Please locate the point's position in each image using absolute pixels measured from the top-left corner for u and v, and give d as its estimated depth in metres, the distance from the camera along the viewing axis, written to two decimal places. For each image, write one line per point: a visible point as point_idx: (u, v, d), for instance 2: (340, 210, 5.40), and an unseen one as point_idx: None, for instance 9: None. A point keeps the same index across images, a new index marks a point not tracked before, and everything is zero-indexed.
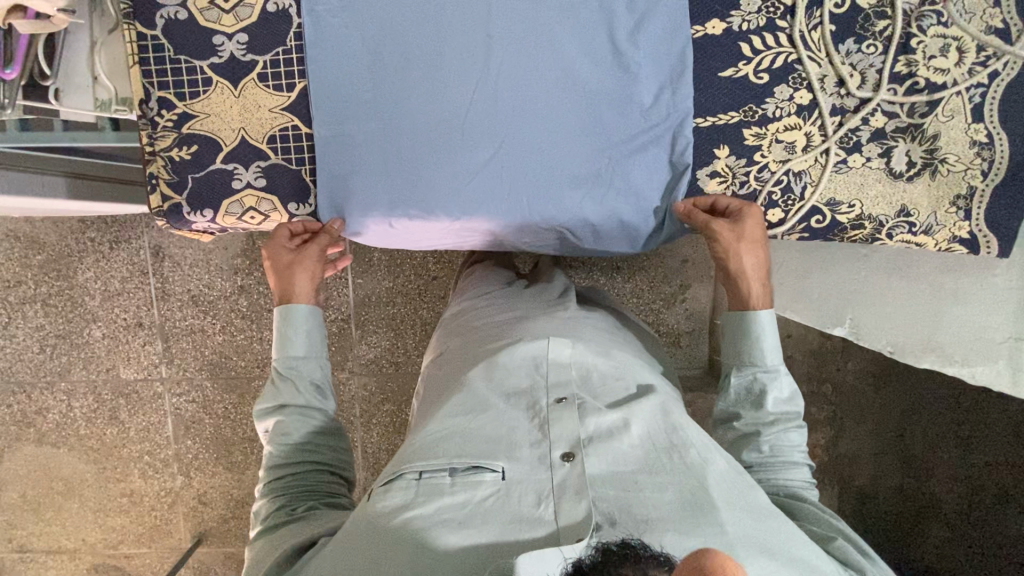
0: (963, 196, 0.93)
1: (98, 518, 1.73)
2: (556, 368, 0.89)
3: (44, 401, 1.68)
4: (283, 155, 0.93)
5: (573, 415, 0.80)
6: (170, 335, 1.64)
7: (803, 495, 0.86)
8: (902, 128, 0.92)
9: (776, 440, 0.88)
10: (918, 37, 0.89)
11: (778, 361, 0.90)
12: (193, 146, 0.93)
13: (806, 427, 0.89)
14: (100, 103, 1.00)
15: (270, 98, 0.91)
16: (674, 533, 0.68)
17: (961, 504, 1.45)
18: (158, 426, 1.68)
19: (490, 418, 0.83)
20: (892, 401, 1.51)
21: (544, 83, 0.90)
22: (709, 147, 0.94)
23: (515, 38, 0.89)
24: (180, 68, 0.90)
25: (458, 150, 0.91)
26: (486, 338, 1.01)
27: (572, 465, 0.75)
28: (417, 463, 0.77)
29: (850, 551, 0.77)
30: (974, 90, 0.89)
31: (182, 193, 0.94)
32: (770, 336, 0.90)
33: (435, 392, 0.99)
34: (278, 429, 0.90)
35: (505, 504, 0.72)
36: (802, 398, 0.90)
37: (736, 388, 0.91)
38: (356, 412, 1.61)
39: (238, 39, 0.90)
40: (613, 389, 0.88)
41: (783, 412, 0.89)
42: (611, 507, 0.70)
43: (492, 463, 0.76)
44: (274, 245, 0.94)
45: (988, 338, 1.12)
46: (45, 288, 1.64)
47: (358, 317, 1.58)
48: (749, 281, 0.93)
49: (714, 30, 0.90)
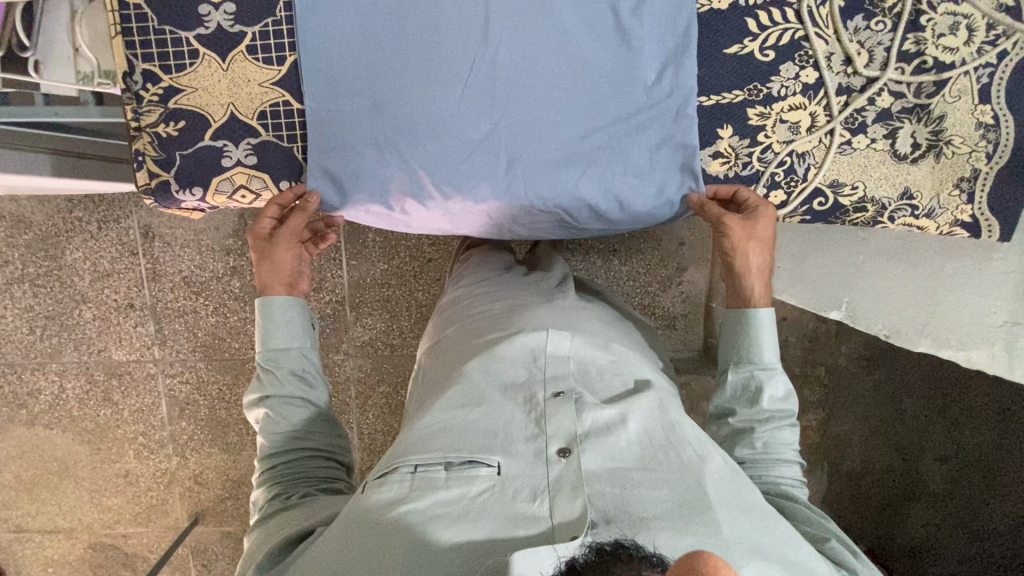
0: (967, 178, 0.92)
1: (94, 498, 1.73)
2: (555, 362, 0.88)
3: (34, 382, 1.66)
4: (275, 132, 0.90)
5: (570, 410, 0.80)
6: (162, 317, 1.62)
7: (794, 496, 0.85)
8: (908, 108, 0.90)
9: (769, 438, 0.87)
10: (928, 14, 0.86)
11: (775, 359, 0.90)
12: (180, 122, 0.89)
13: (798, 425, 0.89)
14: (83, 77, 0.96)
15: (260, 72, 0.88)
16: (669, 532, 0.67)
17: (947, 484, 1.49)
18: (152, 407, 1.67)
19: (487, 411, 0.82)
20: (883, 382, 1.52)
21: (547, 68, 0.87)
22: (713, 127, 0.92)
23: (518, 22, 0.86)
24: (165, 39, 0.86)
25: (455, 134, 0.89)
26: (483, 328, 1.01)
27: (568, 461, 0.74)
28: (411, 457, 0.77)
29: (842, 550, 0.78)
30: (983, 70, 0.87)
31: (170, 171, 0.91)
32: (769, 334, 0.90)
33: (431, 381, 0.99)
34: (268, 419, 0.90)
35: (501, 500, 0.72)
36: (797, 398, 0.90)
37: (732, 385, 0.91)
38: (351, 394, 1.61)
39: (225, 9, 0.85)
40: (611, 383, 0.88)
41: (777, 410, 0.89)
42: (607, 505, 0.70)
43: (488, 458, 0.75)
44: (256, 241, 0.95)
45: (985, 324, 1.12)
46: (33, 268, 1.60)
47: (352, 299, 1.56)
48: (752, 278, 0.92)
49: (719, 4, 0.87)
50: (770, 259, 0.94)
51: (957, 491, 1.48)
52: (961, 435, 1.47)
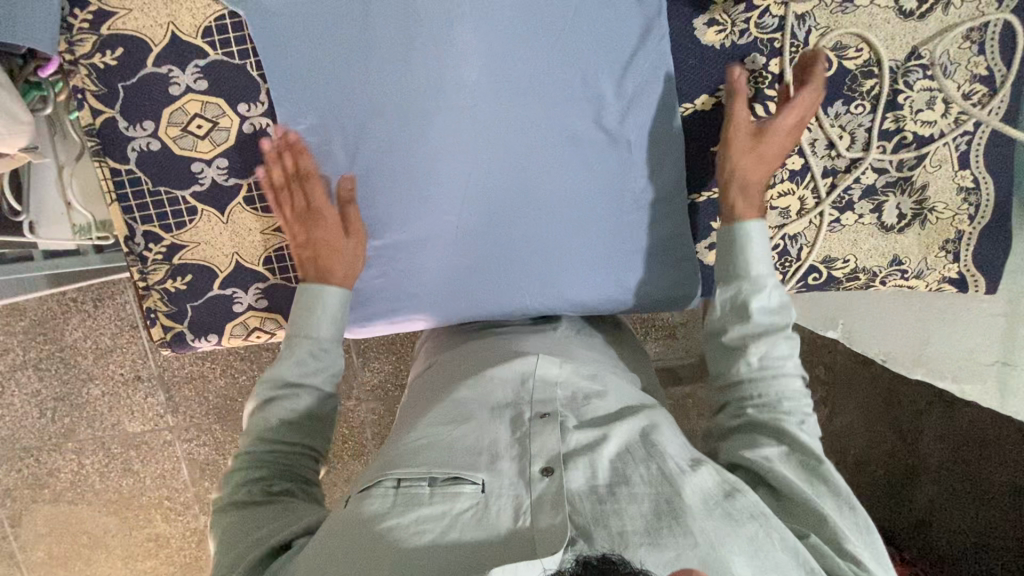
0: (952, 240, 0.96)
1: (129, 564, 1.61)
2: (545, 386, 0.80)
3: (53, 462, 1.53)
4: (281, 275, 0.91)
5: (556, 429, 0.72)
6: (172, 385, 1.51)
7: (822, 469, 0.71)
8: (891, 182, 0.93)
9: (765, 353, 0.78)
10: (906, 92, 0.89)
11: (767, 272, 0.81)
12: (187, 276, 0.90)
13: (795, 338, 0.80)
14: (79, 230, 0.98)
15: (260, 220, 0.89)
16: (651, 549, 0.58)
17: (948, 461, 1.53)
18: (174, 472, 1.55)
19: (472, 429, 0.74)
20: (879, 372, 1.57)
21: (805, 66, 0.86)
22: (706, 221, 0.95)
23: (496, 117, 0.86)
24: (163, 200, 0.87)
25: (442, 252, 0.90)
26: (464, 356, 0.91)
27: (552, 479, 0.65)
28: (396, 470, 0.68)
29: (824, 551, 0.65)
30: (961, 138, 0.91)
31: (182, 322, 0.92)
32: (761, 248, 0.82)
33: (408, 410, 0.87)
34: (280, 403, 0.80)
35: (484, 526, 0.62)
36: (791, 311, 0.81)
37: (721, 302, 0.82)
38: (368, 438, 1.46)
39: (218, 164, 0.86)
40: (602, 404, 0.78)
41: (770, 321, 0.80)
42: (587, 521, 0.61)
43: (473, 475, 0.67)
44: (325, 223, 0.84)
45: (979, 358, 1.12)
46: (35, 352, 1.49)
47: (358, 345, 1.42)
48: (748, 189, 0.84)
49: (704, 106, 0.90)
50: (783, 140, 0.84)
51: (960, 466, 1.52)
52: (957, 413, 1.52)
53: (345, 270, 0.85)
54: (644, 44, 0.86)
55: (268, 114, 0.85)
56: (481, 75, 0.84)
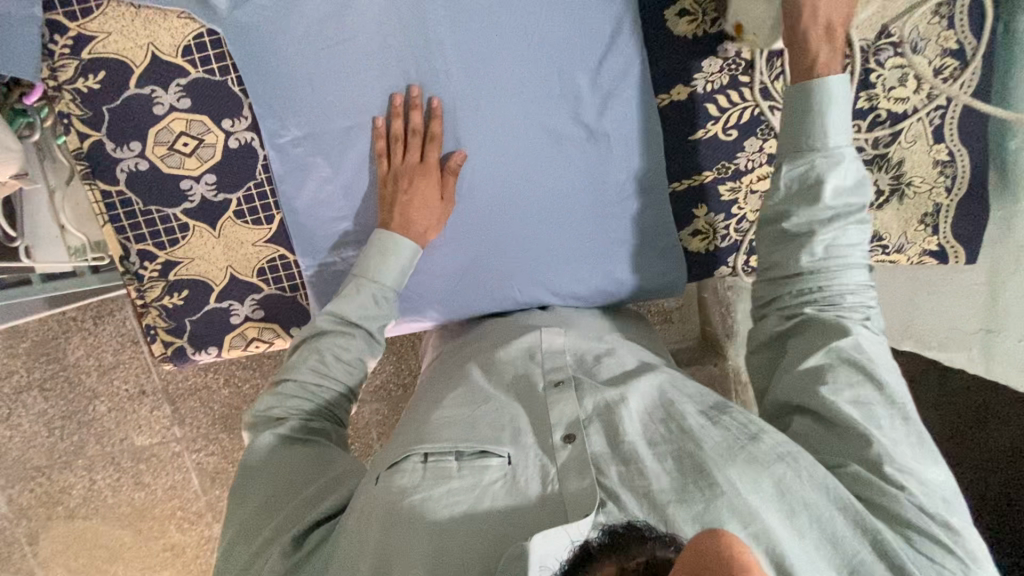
0: (930, 213, 0.98)
1: None
2: (552, 356, 0.82)
3: (64, 480, 1.56)
4: (276, 285, 0.93)
5: (571, 396, 0.74)
6: (176, 397, 1.53)
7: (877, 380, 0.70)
8: (868, 160, 0.95)
9: (833, 238, 0.77)
10: (877, 71, 0.91)
11: (842, 143, 0.78)
12: (183, 291, 0.92)
13: (866, 223, 0.79)
14: (74, 251, 0.99)
15: (252, 232, 0.91)
16: (678, 504, 0.61)
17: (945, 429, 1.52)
18: (185, 482, 1.58)
19: (491, 406, 0.76)
20: None
21: None
22: (687, 209, 0.97)
23: (483, 105, 0.87)
24: (154, 218, 0.89)
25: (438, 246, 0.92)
26: (479, 338, 0.93)
27: (575, 446, 0.68)
28: (422, 445, 0.70)
29: (866, 475, 0.65)
30: (934, 113, 0.93)
31: (182, 336, 0.94)
32: (840, 113, 0.77)
33: (427, 390, 0.89)
34: (337, 344, 0.82)
35: (515, 493, 0.65)
36: (868, 189, 0.78)
37: (789, 179, 0.79)
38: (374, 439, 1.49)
39: (206, 180, 0.88)
40: (610, 366, 0.81)
41: (845, 203, 0.77)
42: (614, 482, 0.63)
43: (499, 448, 0.69)
44: (427, 183, 0.84)
45: (960, 330, 1.12)
46: (39, 373, 1.51)
47: None
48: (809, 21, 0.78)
49: (679, 96, 0.91)
50: None
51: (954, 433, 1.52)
52: (951, 381, 1.53)
53: (427, 223, 0.85)
54: (619, 37, 0.87)
55: (253, 128, 0.87)
56: (461, 75, 0.86)
